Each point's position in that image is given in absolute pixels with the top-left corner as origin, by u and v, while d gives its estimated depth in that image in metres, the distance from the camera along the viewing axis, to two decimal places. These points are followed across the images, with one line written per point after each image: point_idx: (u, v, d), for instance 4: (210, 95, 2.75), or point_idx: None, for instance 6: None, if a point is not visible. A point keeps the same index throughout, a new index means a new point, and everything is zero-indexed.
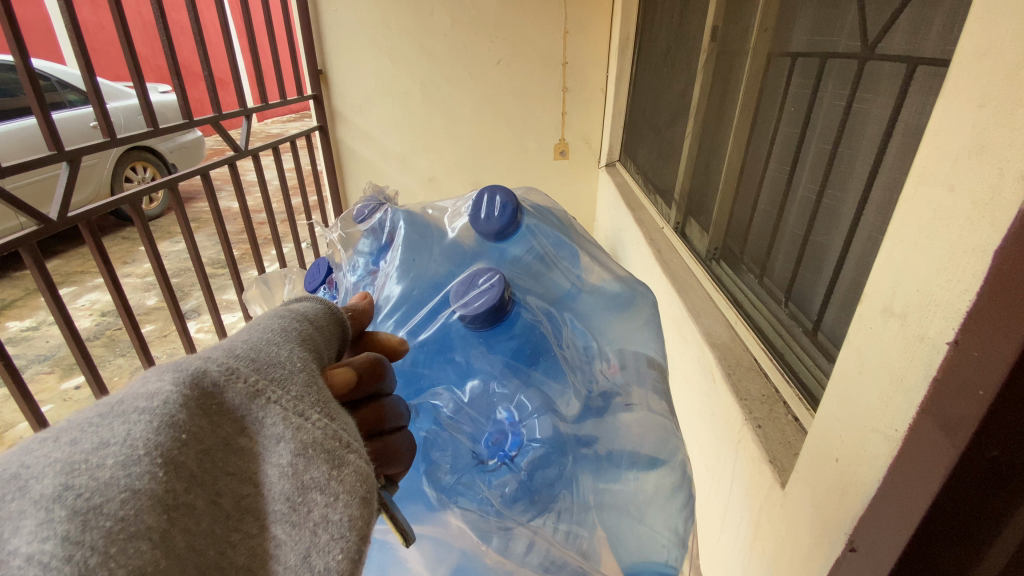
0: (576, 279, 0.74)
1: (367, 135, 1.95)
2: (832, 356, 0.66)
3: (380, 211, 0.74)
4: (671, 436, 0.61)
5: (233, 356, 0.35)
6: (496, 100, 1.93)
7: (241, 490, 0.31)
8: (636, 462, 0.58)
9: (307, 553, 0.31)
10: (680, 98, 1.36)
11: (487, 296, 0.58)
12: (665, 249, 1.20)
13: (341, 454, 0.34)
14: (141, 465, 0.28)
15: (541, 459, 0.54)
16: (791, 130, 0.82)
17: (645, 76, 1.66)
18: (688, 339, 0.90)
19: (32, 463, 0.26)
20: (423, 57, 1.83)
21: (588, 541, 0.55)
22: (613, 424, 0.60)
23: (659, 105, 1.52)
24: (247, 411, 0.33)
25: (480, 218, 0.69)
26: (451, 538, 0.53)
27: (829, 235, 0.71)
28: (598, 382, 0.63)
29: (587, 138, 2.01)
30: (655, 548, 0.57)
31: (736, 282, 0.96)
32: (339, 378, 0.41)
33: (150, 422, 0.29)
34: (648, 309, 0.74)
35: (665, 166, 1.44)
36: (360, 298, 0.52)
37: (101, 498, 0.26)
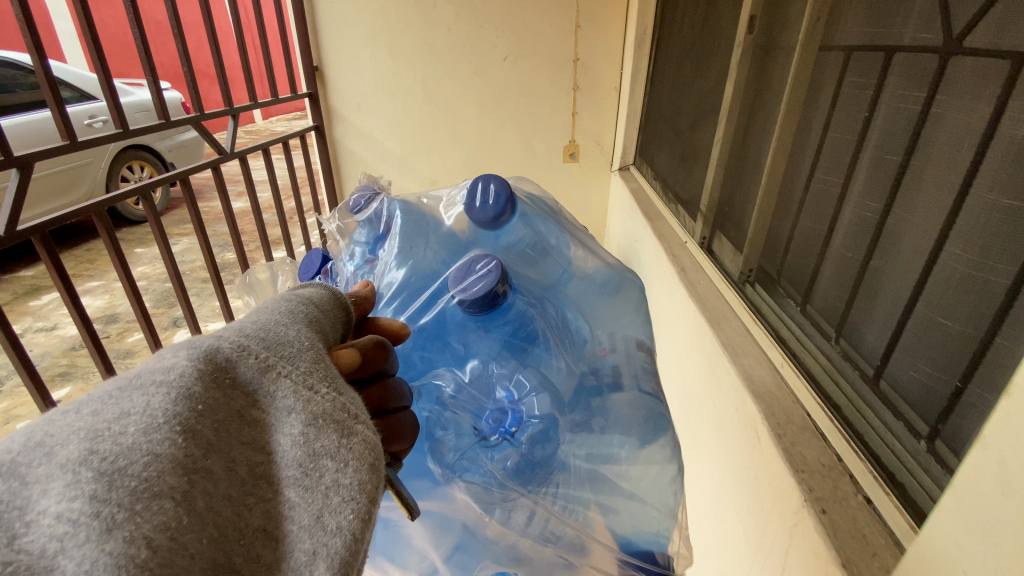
0: (568, 264, 0.78)
1: (368, 138, 1.96)
2: (925, 438, 0.46)
3: (376, 202, 0.75)
4: (660, 415, 0.67)
5: (244, 334, 0.37)
6: (501, 97, 1.90)
7: (255, 457, 0.33)
8: (629, 441, 0.62)
9: (320, 515, 0.32)
10: (703, 98, 1.16)
11: (486, 280, 0.59)
12: (684, 257, 1.00)
13: (350, 424, 0.35)
14: (161, 432, 0.29)
15: (540, 434, 0.57)
16: (841, 136, 0.63)
17: (664, 72, 1.54)
18: (720, 386, 0.65)
19: (56, 432, 0.28)
20: (427, 53, 1.81)
21: (585, 514, 0.59)
22: (606, 401, 0.65)
23: (679, 104, 1.36)
24: (259, 384, 0.35)
25: (475, 207, 0.70)
26: (454, 514, 0.55)
27: (904, 271, 0.52)
28: (595, 365, 0.69)
29: (598, 139, 1.97)
30: (648, 519, 0.61)
31: (777, 311, 0.72)
32: (344, 358, 0.42)
33: (168, 393, 0.31)
34: (635, 292, 0.85)
35: (688, 172, 1.22)
36: (362, 285, 0.53)
37: (125, 461, 0.27)
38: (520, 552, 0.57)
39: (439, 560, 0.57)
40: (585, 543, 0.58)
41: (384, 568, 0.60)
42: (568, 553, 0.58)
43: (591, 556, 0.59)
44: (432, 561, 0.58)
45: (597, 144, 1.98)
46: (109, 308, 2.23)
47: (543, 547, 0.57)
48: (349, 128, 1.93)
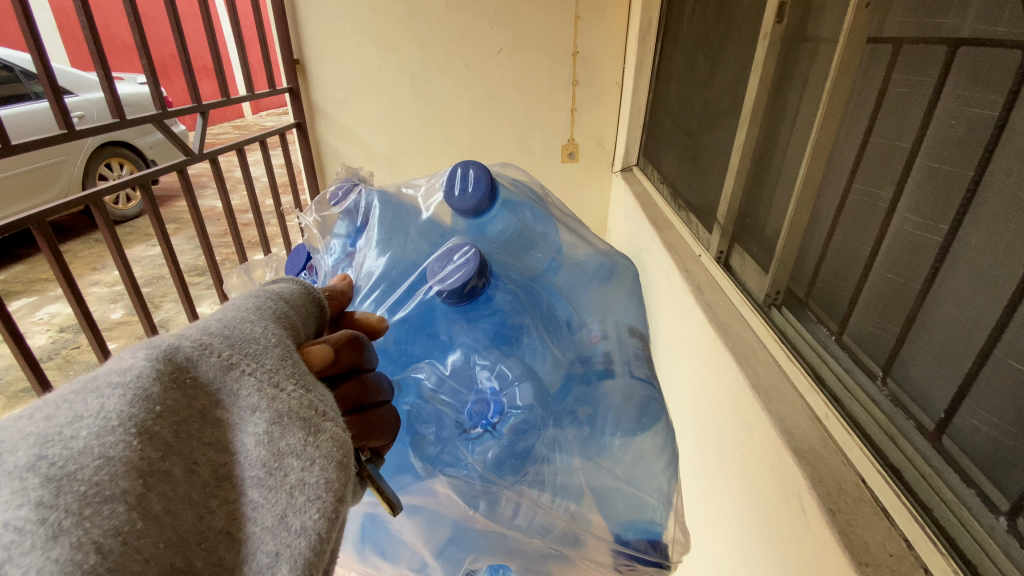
0: (557, 251, 0.76)
1: (352, 135, 1.82)
2: (1004, 514, 0.43)
3: (355, 193, 0.74)
4: (653, 402, 0.67)
5: (208, 333, 0.36)
6: (494, 93, 1.77)
7: (218, 458, 0.32)
8: (621, 427, 0.63)
9: (284, 514, 0.31)
10: (722, 99, 1.04)
11: (464, 270, 0.58)
12: (709, 286, 0.89)
13: (318, 422, 0.34)
14: (115, 435, 0.28)
15: (520, 426, 0.56)
16: (891, 142, 0.57)
17: (676, 67, 1.40)
18: (754, 431, 0.60)
19: (5, 437, 0.27)
20: (416, 47, 1.69)
21: (577, 504, 0.58)
22: (595, 389, 0.66)
23: (692, 101, 1.23)
24: (221, 383, 0.34)
25: (455, 194, 0.69)
26: (442, 508, 0.54)
27: (974, 308, 0.47)
28: (586, 355, 0.69)
29: (599, 138, 1.83)
30: (645, 507, 0.61)
31: (810, 344, 0.67)
32: (315, 354, 0.41)
33: (123, 395, 0.30)
34: (630, 277, 0.85)
35: (701, 179, 1.12)
36: (338, 279, 0.52)
37: (74, 465, 0.26)
38: (511, 544, 0.56)
39: (429, 555, 0.55)
40: (579, 534, 0.58)
41: (374, 562, 0.60)
42: (563, 544, 0.58)
43: (587, 548, 0.58)
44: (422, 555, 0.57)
45: (598, 144, 1.84)
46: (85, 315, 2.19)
47: (535, 538, 0.56)
48: (329, 126, 1.80)
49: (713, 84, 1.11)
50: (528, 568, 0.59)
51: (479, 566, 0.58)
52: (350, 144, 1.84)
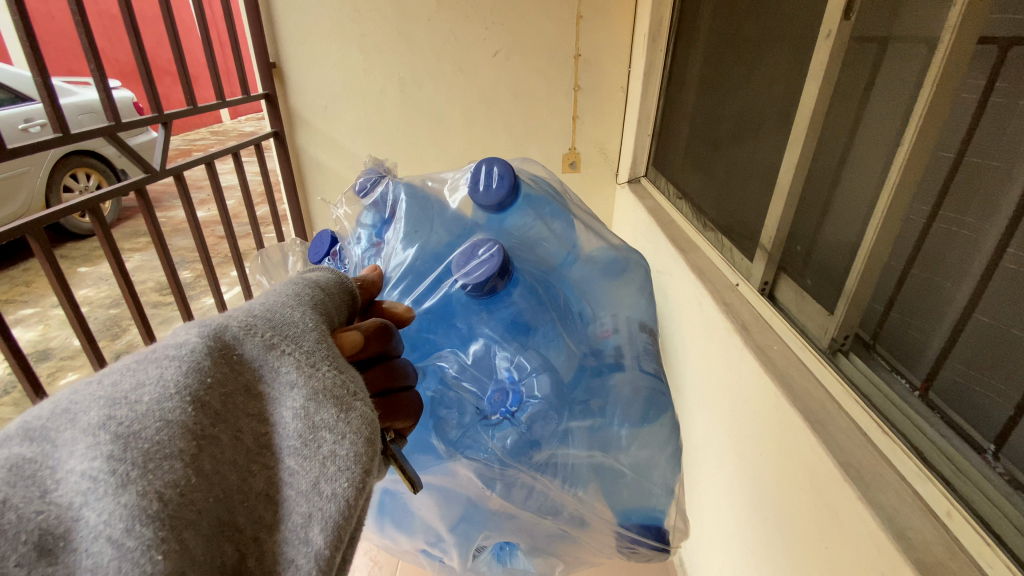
0: (573, 247, 0.78)
1: (334, 144, 1.67)
2: None
3: (381, 184, 0.77)
4: (660, 395, 0.69)
5: (252, 315, 0.39)
6: (490, 100, 1.63)
7: (259, 428, 0.35)
8: (629, 418, 0.66)
9: (317, 481, 0.34)
10: (768, 104, 0.93)
11: (488, 265, 0.61)
12: (763, 331, 0.78)
13: (348, 400, 0.37)
14: (173, 401, 0.31)
15: (540, 414, 0.59)
16: (987, 163, 0.53)
17: (705, 70, 1.28)
18: (848, 524, 0.51)
19: (80, 401, 0.31)
20: (403, 46, 1.54)
21: (584, 490, 0.62)
22: (606, 381, 0.67)
23: (727, 123, 1.13)
24: (264, 360, 0.37)
25: (479, 190, 0.72)
26: (458, 487, 0.59)
27: None
28: (599, 349, 0.70)
29: (602, 146, 1.71)
30: (651, 498, 0.67)
31: (896, 403, 0.58)
32: (347, 341, 0.44)
33: (180, 366, 0.33)
34: (642, 274, 0.82)
35: (729, 193, 1.09)
36: (370, 269, 0.55)
37: (139, 426, 0.30)
38: (520, 523, 0.62)
39: (445, 531, 0.61)
40: (585, 518, 0.63)
41: (392, 534, 0.65)
42: (569, 526, 0.63)
43: (591, 527, 0.64)
44: (436, 531, 0.62)
45: (602, 154, 1.72)
46: (42, 342, 2.12)
47: (544, 518, 0.62)
48: (312, 135, 1.66)
49: (751, 87, 1.01)
50: (535, 544, 0.66)
51: (488, 543, 0.64)
52: (332, 154, 1.69)
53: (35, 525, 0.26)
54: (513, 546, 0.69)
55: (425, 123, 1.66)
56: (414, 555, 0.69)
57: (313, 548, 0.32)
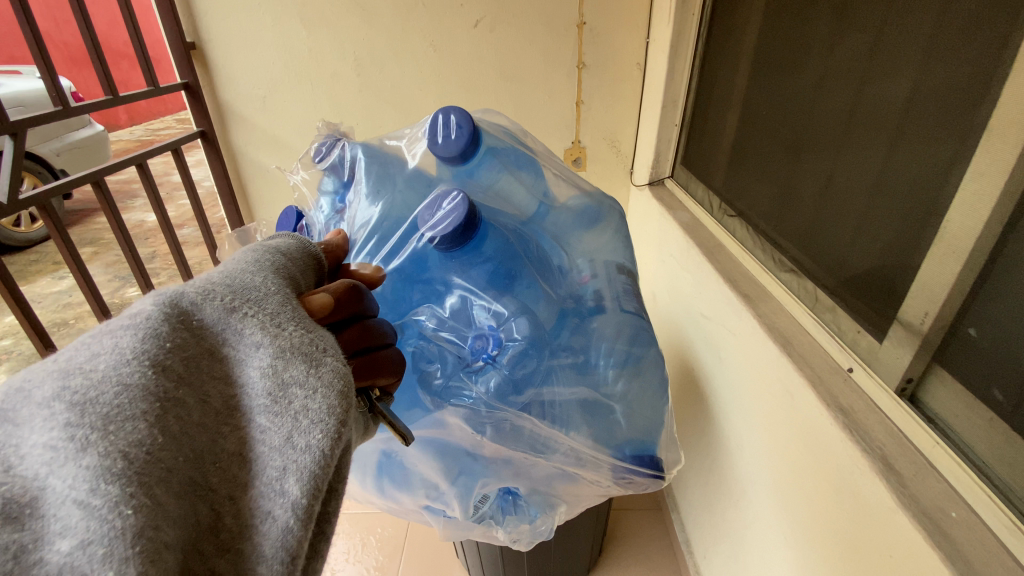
0: (544, 196, 0.77)
1: (281, 143, 1.53)
2: None
3: (338, 147, 0.75)
4: (642, 331, 0.72)
5: (211, 283, 0.38)
6: (472, 83, 1.46)
7: (228, 391, 0.34)
8: (613, 354, 0.68)
9: (289, 436, 0.33)
10: (884, 102, 0.59)
11: (452, 217, 0.59)
12: (913, 470, 0.50)
13: (318, 356, 0.36)
14: (131, 365, 0.30)
15: (519, 355, 0.60)
16: None
17: (767, 53, 0.92)
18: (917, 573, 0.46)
19: (33, 377, 0.29)
20: (367, 30, 1.37)
21: (576, 430, 0.64)
22: (586, 324, 0.68)
23: (799, 123, 0.80)
24: (225, 323, 0.36)
25: (438, 143, 0.69)
26: (451, 435, 0.60)
27: None
28: (576, 293, 0.70)
29: (614, 139, 1.54)
30: (648, 431, 0.70)
31: None
32: (317, 303, 0.43)
33: (135, 334, 0.32)
34: (617, 218, 0.81)
35: (749, 183, 0.97)
36: (333, 233, 0.54)
37: (96, 392, 0.28)
38: (518, 467, 0.64)
39: (445, 483, 0.62)
40: (581, 455, 0.64)
41: (392, 494, 0.66)
42: (567, 465, 0.64)
43: (592, 466, 0.66)
44: (437, 485, 0.64)
45: (613, 147, 1.56)
46: None
47: (538, 456, 0.63)
48: (251, 132, 1.51)
49: (835, 63, 0.69)
50: (536, 487, 0.68)
51: (489, 492, 0.65)
52: (278, 156, 1.55)
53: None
54: (515, 493, 0.70)
55: (395, 110, 1.49)
56: (418, 515, 0.70)
57: (289, 499, 0.31)
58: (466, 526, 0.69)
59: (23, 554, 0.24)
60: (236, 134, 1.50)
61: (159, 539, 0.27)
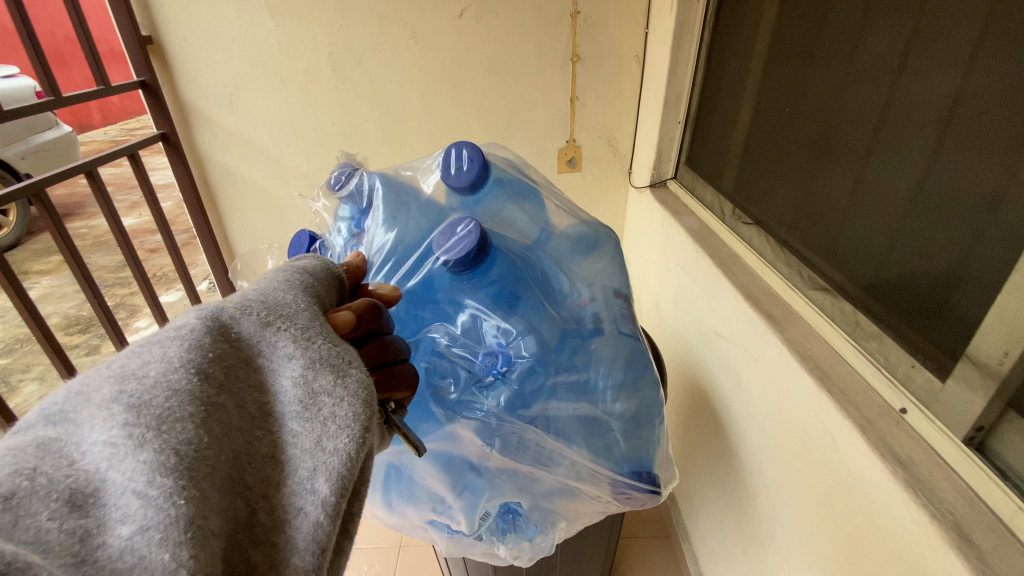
0: (545, 224, 0.81)
1: (251, 145, 1.51)
2: None
3: (356, 176, 0.80)
4: (639, 353, 0.74)
5: (246, 300, 0.41)
6: (456, 77, 1.44)
7: (262, 398, 0.37)
8: (611, 374, 0.70)
9: (319, 440, 0.36)
10: (919, 106, 0.60)
11: (466, 241, 0.62)
12: (995, 544, 0.45)
13: (345, 367, 0.39)
14: (179, 373, 0.33)
15: (527, 371, 0.64)
16: None
17: (784, 55, 0.93)
18: None
19: (92, 382, 0.32)
20: (364, 41, 1.37)
21: (574, 442, 0.66)
22: (587, 343, 0.71)
23: (821, 127, 0.81)
24: (260, 336, 0.39)
25: (450, 173, 0.74)
26: (460, 448, 0.63)
27: None
28: (576, 314, 0.73)
29: (611, 137, 1.55)
30: (646, 450, 0.72)
31: None
32: (340, 320, 0.46)
33: (181, 344, 0.35)
34: (612, 246, 0.83)
35: (765, 181, 0.98)
36: (352, 254, 0.58)
37: (150, 396, 0.32)
38: (520, 482, 0.66)
39: (451, 496, 0.64)
40: (580, 470, 0.67)
41: (399, 508, 0.68)
42: (567, 478, 0.67)
43: (591, 480, 0.68)
44: (443, 498, 0.65)
45: (609, 145, 1.56)
46: None
47: (539, 469, 0.65)
48: (219, 134, 1.49)
49: (860, 67, 0.71)
50: (538, 502, 0.69)
51: (492, 507, 0.66)
52: (248, 160, 1.54)
53: (64, 485, 0.27)
54: (516, 513, 0.71)
55: (392, 124, 1.50)
56: (423, 530, 0.71)
57: (319, 497, 0.34)
58: (469, 541, 0.70)
59: (88, 537, 0.27)
60: (201, 136, 1.49)
61: (207, 529, 0.29)
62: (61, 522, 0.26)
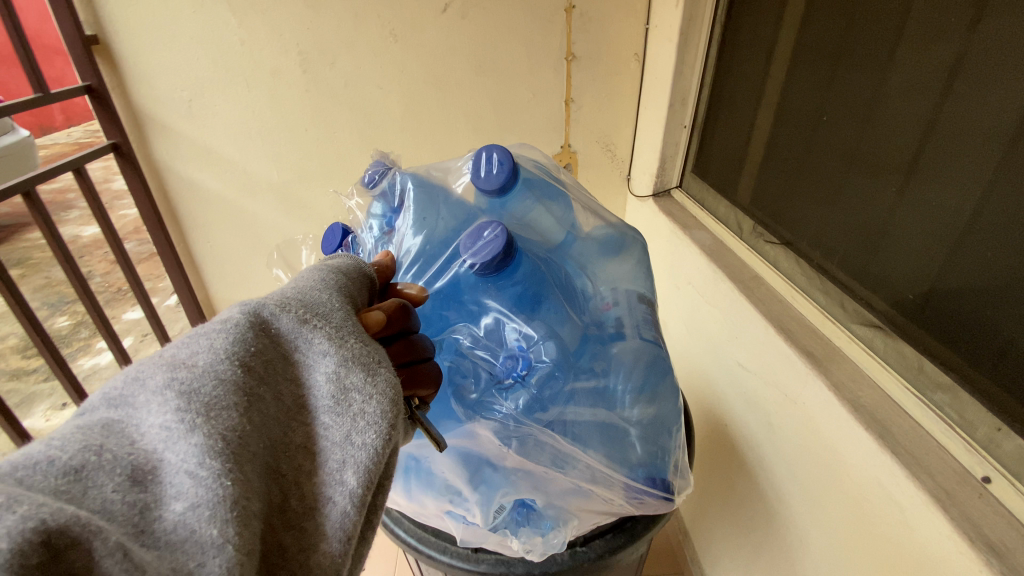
0: (572, 227, 0.82)
1: (212, 154, 1.47)
2: None
3: (388, 176, 0.82)
4: (660, 360, 0.76)
5: (285, 297, 0.44)
6: (444, 79, 1.39)
7: (297, 391, 0.40)
8: (631, 378, 0.72)
9: (348, 434, 0.38)
10: (974, 127, 0.60)
11: (493, 246, 0.64)
12: None
13: (374, 366, 0.41)
14: (225, 364, 0.36)
15: (548, 376, 0.66)
16: None
17: (808, 62, 0.92)
18: None
19: (146, 369, 0.35)
20: (349, 45, 1.32)
21: (592, 445, 0.67)
22: (609, 349, 0.73)
23: (854, 135, 0.80)
24: (297, 332, 0.41)
25: (480, 176, 0.75)
26: (477, 446, 0.64)
27: None
28: (599, 320, 0.75)
29: (608, 142, 1.52)
30: (664, 459, 0.73)
31: None
32: (372, 320, 0.48)
33: (227, 337, 0.38)
34: (639, 249, 0.84)
35: (789, 200, 0.98)
36: (381, 255, 0.60)
37: (200, 385, 0.34)
38: (536, 480, 0.66)
39: (467, 489, 0.64)
40: (596, 473, 0.67)
41: (418, 497, 0.69)
42: (582, 480, 0.67)
43: (607, 482, 0.68)
44: (460, 490, 0.66)
45: (607, 149, 1.53)
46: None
47: (556, 469, 0.66)
48: (174, 142, 1.44)
49: (894, 83, 0.72)
50: (552, 501, 0.67)
51: (507, 502, 0.66)
52: (213, 170, 1.49)
53: (127, 461, 0.30)
54: (530, 506, 0.69)
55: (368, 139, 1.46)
56: (438, 522, 0.72)
57: (347, 487, 0.36)
58: (483, 530, 0.68)
59: (145, 510, 0.30)
60: (157, 147, 1.45)
61: (249, 509, 0.32)
62: (124, 495, 0.29)
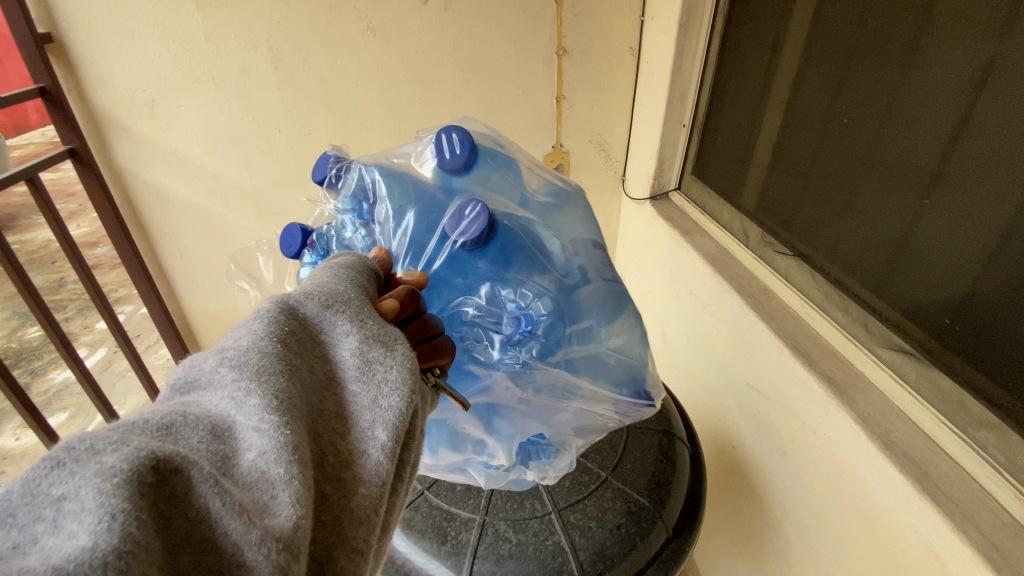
0: (522, 190, 0.84)
1: (178, 157, 1.49)
2: None
3: (352, 171, 0.83)
4: (621, 291, 0.84)
5: (307, 289, 0.49)
6: (427, 77, 1.44)
7: (326, 366, 0.45)
8: (602, 316, 0.80)
9: (376, 398, 0.43)
10: (1005, 162, 0.63)
11: (477, 223, 0.69)
12: None
13: (391, 342, 0.46)
14: (267, 341, 0.41)
15: (550, 325, 0.73)
16: None
17: (819, 67, 0.96)
18: None
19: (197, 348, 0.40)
20: (340, 52, 1.37)
21: (585, 376, 0.77)
22: (580, 295, 0.79)
23: (869, 144, 0.84)
24: (322, 316, 0.47)
25: (445, 158, 0.77)
26: (495, 395, 0.73)
27: None
28: (564, 270, 0.79)
29: (602, 141, 1.61)
30: (640, 363, 0.84)
31: None
32: (387, 308, 0.53)
33: (264, 320, 0.43)
34: (582, 200, 0.89)
35: (794, 191, 1.05)
36: (377, 250, 0.65)
37: (248, 358, 0.39)
38: (545, 415, 0.77)
39: (487, 436, 0.75)
40: (595, 395, 0.79)
41: (445, 455, 0.77)
42: (584, 404, 0.79)
43: (603, 403, 0.81)
44: (481, 440, 0.76)
45: (600, 148, 1.62)
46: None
47: (564, 400, 0.77)
48: (143, 145, 1.47)
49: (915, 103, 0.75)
50: (559, 432, 0.80)
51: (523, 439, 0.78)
52: (176, 172, 1.52)
53: (204, 419, 0.35)
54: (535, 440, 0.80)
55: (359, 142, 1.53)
56: (462, 472, 0.81)
57: (379, 442, 0.41)
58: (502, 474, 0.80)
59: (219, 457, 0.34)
60: (120, 149, 1.47)
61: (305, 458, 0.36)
62: (202, 444, 0.33)
